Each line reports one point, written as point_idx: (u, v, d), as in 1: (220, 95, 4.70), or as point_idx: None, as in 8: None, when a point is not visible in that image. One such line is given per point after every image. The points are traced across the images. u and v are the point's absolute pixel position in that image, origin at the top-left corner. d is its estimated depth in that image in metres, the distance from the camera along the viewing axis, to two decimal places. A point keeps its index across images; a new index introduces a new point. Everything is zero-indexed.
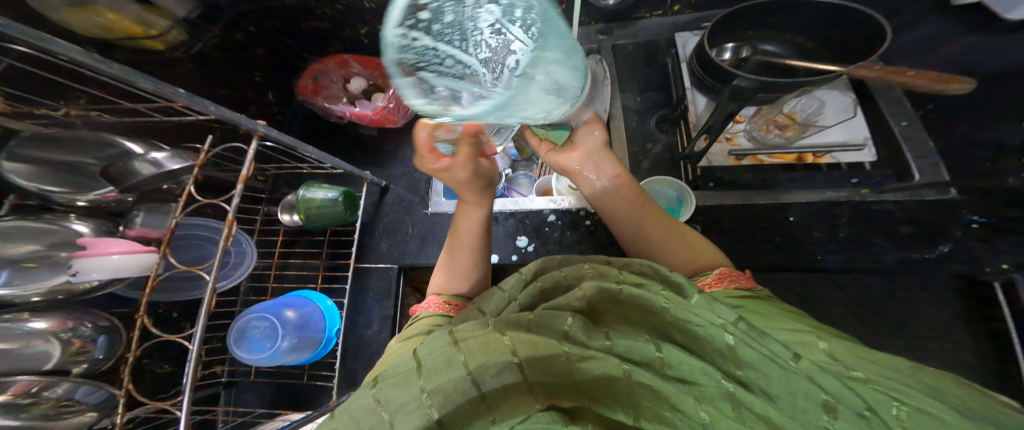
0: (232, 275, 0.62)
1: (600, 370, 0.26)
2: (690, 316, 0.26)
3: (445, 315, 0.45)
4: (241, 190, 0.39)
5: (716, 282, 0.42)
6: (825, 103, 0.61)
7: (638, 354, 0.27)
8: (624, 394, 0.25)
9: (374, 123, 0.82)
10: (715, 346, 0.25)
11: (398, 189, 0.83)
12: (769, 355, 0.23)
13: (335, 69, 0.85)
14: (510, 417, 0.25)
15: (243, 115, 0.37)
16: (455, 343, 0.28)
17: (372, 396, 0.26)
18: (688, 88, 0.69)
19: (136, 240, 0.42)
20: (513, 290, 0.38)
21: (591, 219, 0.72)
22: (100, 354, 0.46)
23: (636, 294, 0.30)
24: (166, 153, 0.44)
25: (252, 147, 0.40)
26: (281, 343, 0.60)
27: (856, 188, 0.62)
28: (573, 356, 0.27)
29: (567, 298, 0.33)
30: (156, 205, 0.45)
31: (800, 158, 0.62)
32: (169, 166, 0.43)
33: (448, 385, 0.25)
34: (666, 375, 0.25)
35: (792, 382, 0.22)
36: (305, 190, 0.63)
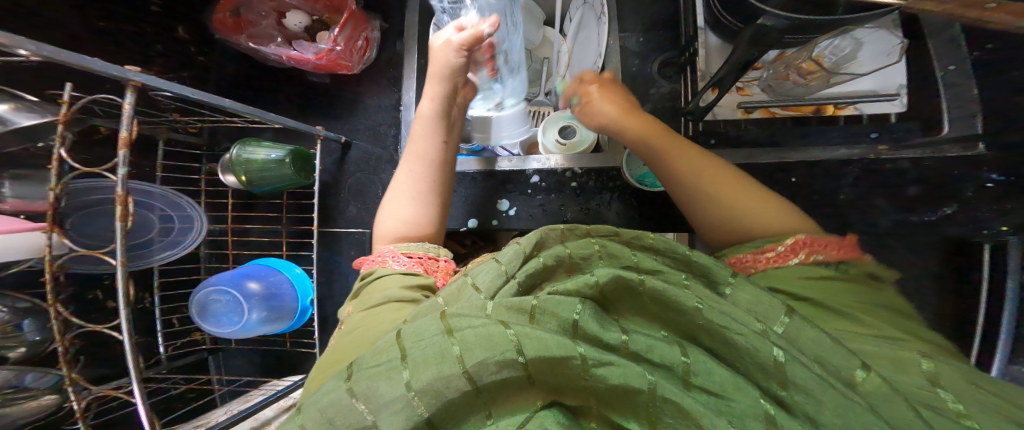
0: (181, 242, 0.54)
1: (619, 379, 0.19)
2: (729, 321, 0.22)
3: (405, 274, 0.39)
4: (124, 157, 0.32)
5: (789, 252, 0.36)
6: (864, 45, 0.51)
7: (659, 355, 0.21)
8: (641, 406, 0.19)
9: (322, 69, 0.71)
10: (755, 358, 0.21)
11: (362, 145, 0.75)
12: (822, 377, 0.19)
13: (263, 1, 0.70)
14: (510, 414, 0.20)
15: (97, 59, 0.30)
16: (449, 332, 0.21)
17: (347, 390, 0.20)
18: (700, 27, 0.60)
19: (19, 216, 0.37)
20: (512, 264, 0.29)
21: (577, 181, 0.65)
22: (36, 336, 0.40)
23: (662, 286, 0.25)
24: (10, 104, 0.35)
25: (129, 102, 0.32)
26: (251, 315, 0.56)
27: (873, 145, 0.56)
28: (590, 361, 0.19)
29: (577, 283, 0.25)
30: (26, 172, 0.38)
31: (817, 110, 0.56)
32: (19, 122, 0.34)
33: (438, 384, 0.19)
34: (691, 386, 0.20)
35: (847, 410, 0.18)
36: (241, 148, 0.56)
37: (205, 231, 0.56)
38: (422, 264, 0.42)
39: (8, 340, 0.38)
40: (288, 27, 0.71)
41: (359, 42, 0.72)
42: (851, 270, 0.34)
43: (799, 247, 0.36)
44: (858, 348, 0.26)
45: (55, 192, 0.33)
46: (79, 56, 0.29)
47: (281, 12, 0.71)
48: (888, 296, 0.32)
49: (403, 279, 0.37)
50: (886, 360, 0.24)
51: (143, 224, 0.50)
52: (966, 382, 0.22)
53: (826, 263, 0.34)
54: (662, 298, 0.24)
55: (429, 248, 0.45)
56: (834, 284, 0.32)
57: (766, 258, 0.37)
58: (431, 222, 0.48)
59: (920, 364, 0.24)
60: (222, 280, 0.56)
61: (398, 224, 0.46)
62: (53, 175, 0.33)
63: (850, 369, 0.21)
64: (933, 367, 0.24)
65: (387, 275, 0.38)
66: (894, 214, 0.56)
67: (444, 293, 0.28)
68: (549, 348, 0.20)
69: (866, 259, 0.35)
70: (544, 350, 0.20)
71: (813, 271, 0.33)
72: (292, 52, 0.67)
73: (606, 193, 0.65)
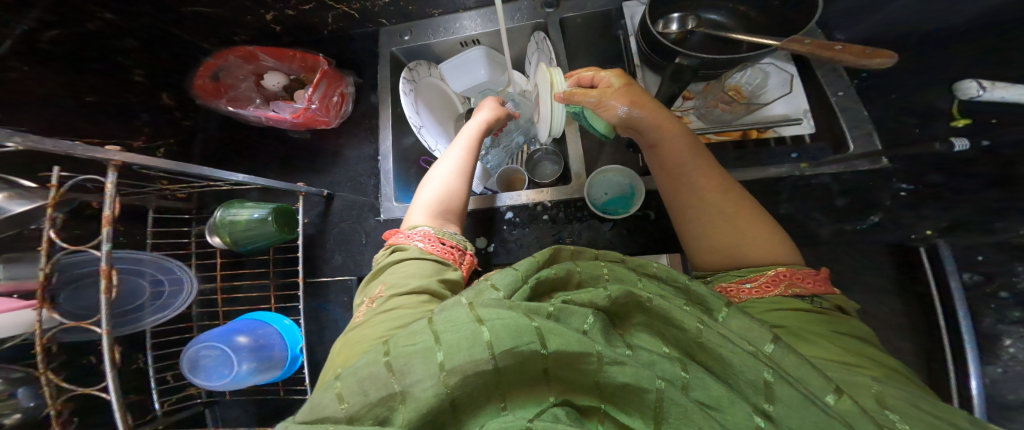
0: (173, 304, 0.54)
1: (630, 378, 0.26)
2: (723, 342, 0.28)
3: (435, 261, 0.44)
4: (108, 232, 0.34)
5: (770, 284, 0.41)
6: (768, 75, 0.61)
7: (662, 369, 0.28)
8: (648, 404, 0.26)
9: (301, 125, 0.75)
10: (747, 377, 0.27)
11: (344, 195, 0.78)
12: (806, 397, 0.25)
13: (240, 64, 0.77)
14: (522, 406, 0.27)
15: (77, 142, 0.33)
16: (480, 321, 0.28)
17: (386, 365, 0.25)
18: (637, 65, 0.67)
19: (11, 296, 0.38)
20: (526, 270, 0.37)
21: (549, 213, 0.69)
22: (29, 401, 0.40)
23: (666, 306, 0.32)
24: (2, 194, 0.37)
25: (110, 180, 0.35)
26: (240, 367, 0.57)
27: (796, 163, 0.61)
28: (605, 359, 0.27)
29: (591, 296, 0.33)
30: (18, 254, 0.39)
31: (745, 134, 0.61)
32: (12, 209, 0.37)
33: (471, 365, 0.26)
34: (687, 392, 0.27)
35: (818, 420, 0.24)
36: (224, 210, 0.58)
37: (194, 293, 0.57)
38: (449, 253, 0.46)
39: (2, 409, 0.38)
40: (267, 88, 0.77)
41: (333, 98, 0.76)
42: (823, 302, 0.40)
43: (779, 279, 0.41)
44: (836, 378, 0.30)
45: (45, 271, 0.34)
46: (58, 141, 0.32)
47: (258, 74, 0.78)
48: (857, 328, 0.37)
49: (431, 269, 0.42)
50: (869, 393, 0.28)
51: (133, 292, 0.51)
52: (913, 406, 0.27)
53: (802, 296, 0.40)
54: (662, 313, 0.32)
55: (458, 239, 0.50)
56: (829, 322, 0.37)
57: (747, 288, 0.42)
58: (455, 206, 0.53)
59: (894, 400, 0.27)
60: (212, 335, 0.58)
61: (432, 193, 0.52)
62: (42, 255, 0.34)
63: (828, 392, 0.26)
64: (890, 395, 0.28)
65: (416, 259, 0.43)
66: (831, 224, 0.60)
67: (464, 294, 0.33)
68: (571, 345, 0.27)
69: (835, 292, 0.41)
70: (565, 345, 0.27)
71: (781, 301, 0.39)
72: (270, 112, 0.71)
73: (576, 223, 0.69)
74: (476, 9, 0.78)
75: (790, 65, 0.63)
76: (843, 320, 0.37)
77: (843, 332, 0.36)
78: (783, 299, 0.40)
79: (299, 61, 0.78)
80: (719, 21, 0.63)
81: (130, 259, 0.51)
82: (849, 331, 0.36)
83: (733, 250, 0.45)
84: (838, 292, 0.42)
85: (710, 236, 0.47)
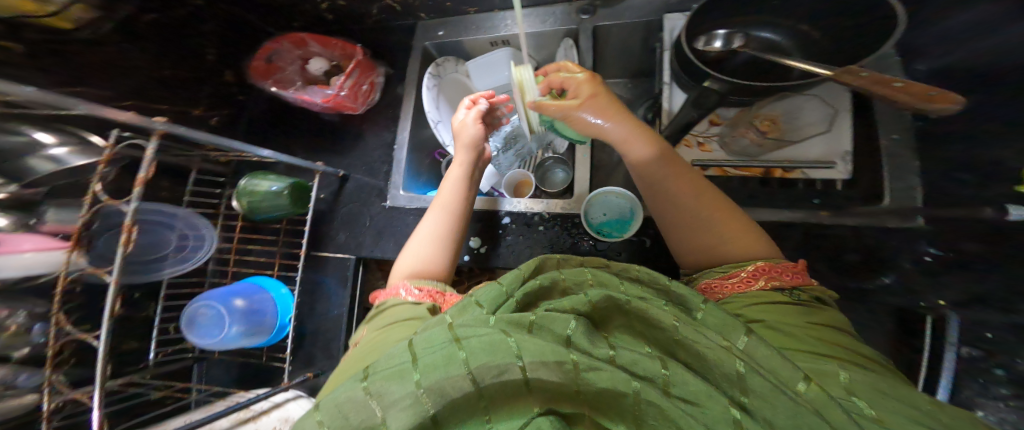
0: (192, 258, 0.62)
1: (606, 383, 0.28)
2: (699, 339, 0.30)
3: (417, 304, 0.45)
4: (138, 192, 0.38)
5: (749, 279, 0.43)
6: (804, 109, 0.55)
7: (643, 368, 0.29)
8: (629, 408, 0.27)
9: (330, 108, 0.80)
10: (722, 370, 0.28)
11: (358, 178, 0.81)
12: (775, 386, 0.26)
13: (291, 49, 0.81)
14: (508, 417, 0.28)
15: (131, 112, 0.37)
16: (456, 340, 0.29)
17: (364, 391, 0.27)
18: (666, 82, 0.64)
19: (56, 236, 0.44)
20: (511, 285, 0.37)
21: (545, 225, 0.69)
22: (41, 337, 0.46)
23: (645, 309, 0.33)
24: (67, 148, 0.46)
25: (151, 147, 0.39)
26: (231, 329, 0.60)
27: (816, 209, 0.57)
28: (581, 366, 0.28)
29: (572, 302, 0.34)
30: (69, 201, 0.47)
31: (767, 172, 0.56)
32: (73, 162, 0.46)
33: (447, 383, 0.27)
34: (669, 393, 0.27)
35: (795, 414, 0.25)
36: (248, 180, 0.63)
37: (212, 249, 0.65)
38: (430, 297, 0.48)
39: (18, 342, 0.44)
40: (310, 72, 0.79)
41: (363, 87, 0.80)
42: (803, 294, 0.41)
43: (758, 274, 0.43)
44: (807, 368, 0.32)
45: (84, 219, 0.39)
46: (112, 110, 0.36)
47: (305, 59, 0.81)
48: (833, 318, 0.39)
49: (412, 309, 0.44)
50: (837, 382, 0.29)
51: (162, 241, 0.58)
52: (880, 392, 0.28)
53: (781, 288, 0.41)
54: (643, 314, 0.33)
55: (438, 284, 0.51)
56: (806, 315, 0.38)
57: (730, 283, 0.44)
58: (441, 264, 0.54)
59: (865, 387, 0.29)
60: (212, 295, 0.61)
61: (412, 261, 0.53)
62: (85, 206, 0.40)
63: (799, 380, 0.27)
64: (857, 383, 0.29)
65: (400, 305, 0.45)
66: (837, 279, 0.56)
67: (449, 312, 0.35)
68: (545, 353, 0.28)
69: (813, 284, 0.42)
70: (540, 355, 0.28)
71: (761, 297, 0.41)
72: (304, 94, 0.76)
73: (570, 238, 0.68)
74: (514, 9, 0.78)
75: (846, 98, 0.54)
76: (823, 317, 0.38)
77: (818, 324, 0.37)
78: (764, 293, 0.41)
79: (341, 49, 0.81)
80: (771, 40, 0.60)
81: (165, 211, 0.60)
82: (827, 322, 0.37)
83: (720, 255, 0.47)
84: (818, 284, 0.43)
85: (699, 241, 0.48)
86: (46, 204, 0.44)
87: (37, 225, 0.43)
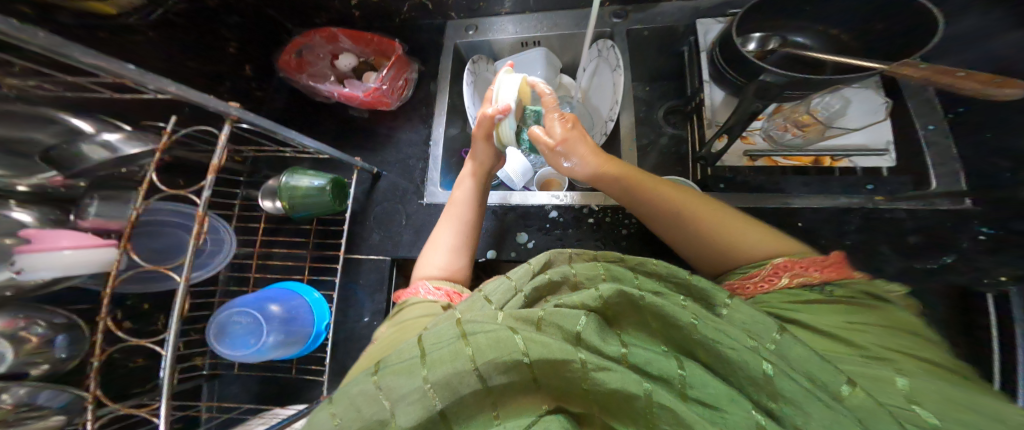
0: (211, 263, 0.54)
1: (617, 384, 0.24)
2: (720, 337, 0.27)
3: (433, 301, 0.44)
4: (213, 180, 0.35)
5: (773, 276, 0.41)
6: (853, 103, 0.60)
7: (657, 368, 0.26)
8: (641, 413, 0.24)
9: (365, 105, 0.78)
10: (747, 372, 0.26)
11: (391, 176, 0.79)
12: (808, 389, 0.24)
13: (322, 45, 0.81)
14: (516, 416, 0.25)
15: (211, 96, 0.35)
16: (463, 336, 0.26)
17: (373, 383, 0.26)
18: (706, 80, 0.65)
19: (93, 233, 0.39)
20: (521, 280, 0.36)
21: (594, 217, 0.71)
22: (61, 353, 0.42)
23: (662, 304, 0.29)
24: (120, 134, 0.42)
25: (225, 133, 0.37)
26: (267, 338, 0.56)
27: (871, 194, 0.61)
28: (589, 365, 0.25)
29: (581, 296, 0.30)
30: (113, 193, 0.41)
31: (816, 161, 0.62)
32: (126, 150, 0.41)
33: (452, 377, 0.25)
34: (688, 396, 0.25)
35: (832, 418, 0.23)
36: (288, 176, 0.60)
37: (234, 252, 0.57)
38: (448, 296, 0.47)
39: (37, 356, 0.40)
40: (339, 67, 0.79)
41: (399, 82, 0.79)
42: (837, 289, 0.39)
43: (782, 270, 0.41)
44: (854, 371, 0.30)
45: (138, 211, 0.36)
46: (199, 93, 0.34)
47: (335, 55, 0.81)
48: (894, 317, 0.36)
49: (429, 306, 0.42)
50: (893, 387, 0.28)
51: None
52: (943, 399, 0.27)
53: (810, 285, 0.40)
54: (659, 313, 0.29)
55: (455, 284, 0.51)
56: (840, 312, 0.37)
57: (754, 282, 0.42)
58: (461, 267, 0.55)
59: (925, 393, 0.27)
60: (245, 301, 0.58)
61: (435, 270, 0.53)
62: (140, 197, 0.36)
63: (841, 383, 0.26)
64: (915, 387, 0.28)
65: (418, 302, 0.44)
66: (901, 260, 0.59)
67: (460, 307, 0.33)
68: (552, 351, 0.25)
69: (854, 277, 0.40)
70: (548, 353, 0.25)
71: (790, 295, 0.39)
72: (344, 89, 0.74)
73: (622, 229, 0.70)
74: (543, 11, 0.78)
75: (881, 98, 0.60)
76: (858, 311, 0.37)
77: (857, 320, 0.35)
78: (793, 292, 0.40)
79: (375, 45, 0.81)
80: (803, 43, 0.63)
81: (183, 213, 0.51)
82: (877, 320, 0.35)
83: (736, 250, 0.46)
84: (865, 277, 0.40)
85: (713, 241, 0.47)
86: (88, 197, 0.40)
87: (74, 221, 0.39)
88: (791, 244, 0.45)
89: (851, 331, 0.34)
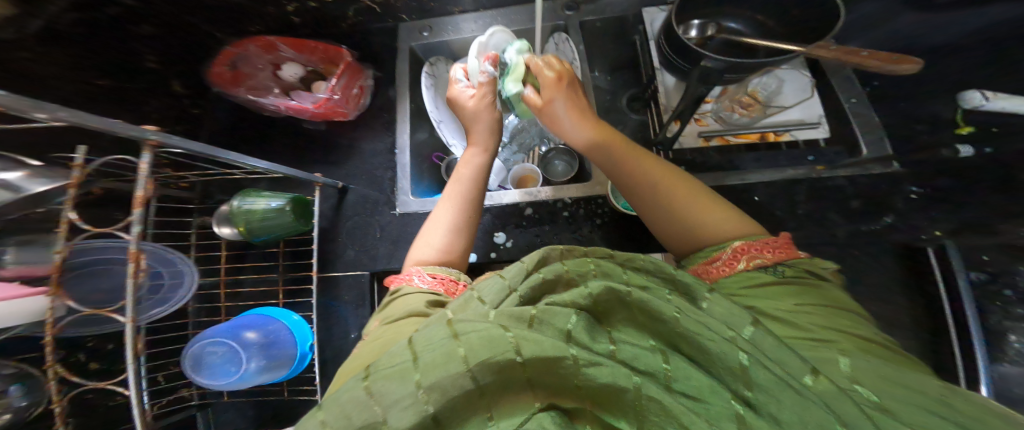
0: (169, 300, 0.51)
1: (607, 378, 0.24)
2: (700, 329, 0.26)
3: (434, 293, 0.43)
4: (139, 215, 0.32)
5: (732, 259, 0.40)
6: (785, 83, 0.68)
7: (644, 363, 0.26)
8: (630, 405, 0.24)
9: (319, 116, 0.76)
10: (723, 361, 0.25)
11: (358, 188, 0.78)
12: (783, 380, 0.23)
13: (258, 54, 0.77)
14: (508, 416, 0.25)
15: (121, 121, 0.31)
16: (455, 336, 0.26)
17: (364, 390, 0.25)
18: (657, 67, 0.69)
19: (19, 281, 0.36)
20: (515, 279, 0.34)
21: (568, 210, 0.73)
22: (22, 401, 0.39)
23: (648, 299, 0.28)
24: (22, 171, 0.36)
25: (145, 162, 0.34)
26: (248, 365, 0.54)
27: (813, 165, 0.66)
28: (581, 361, 0.25)
29: (572, 294, 0.30)
30: (34, 235, 0.39)
31: (762, 137, 0.66)
32: (34, 188, 0.36)
33: (446, 381, 0.24)
34: (671, 389, 0.25)
35: (804, 408, 0.22)
36: (241, 200, 0.58)
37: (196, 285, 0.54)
38: (444, 284, 0.46)
39: None
40: (283, 78, 0.77)
41: (354, 90, 0.77)
42: (787, 270, 0.38)
43: (740, 254, 0.40)
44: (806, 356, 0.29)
45: (61, 255, 0.33)
46: (102, 118, 0.31)
47: (277, 65, 0.77)
48: (833, 296, 0.36)
49: (422, 298, 0.41)
50: (839, 371, 0.27)
51: None
52: (882, 379, 0.26)
53: (764, 266, 0.38)
54: (646, 308, 0.28)
55: (452, 272, 0.49)
56: (795, 294, 0.35)
57: (716, 267, 0.41)
58: (459, 253, 0.52)
59: (874, 374, 0.27)
60: (216, 331, 0.55)
61: (432, 252, 0.50)
62: (61, 238, 0.33)
63: (805, 373, 0.25)
64: (858, 368, 0.27)
65: (412, 292, 0.42)
66: (848, 225, 0.64)
67: (452, 306, 0.33)
68: (545, 349, 0.25)
69: (801, 256, 0.39)
70: (539, 351, 0.25)
71: (747, 278, 0.38)
72: (291, 101, 0.72)
73: (596, 220, 0.72)
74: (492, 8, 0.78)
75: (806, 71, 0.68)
76: (819, 294, 0.35)
77: (805, 303, 0.34)
78: (751, 274, 0.38)
79: (320, 53, 0.78)
80: (737, 29, 0.66)
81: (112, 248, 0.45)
82: (819, 298, 0.35)
83: (707, 234, 0.44)
84: (806, 254, 0.39)
85: (676, 227, 0.46)
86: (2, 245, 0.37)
87: None
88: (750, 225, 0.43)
89: (800, 312, 0.33)
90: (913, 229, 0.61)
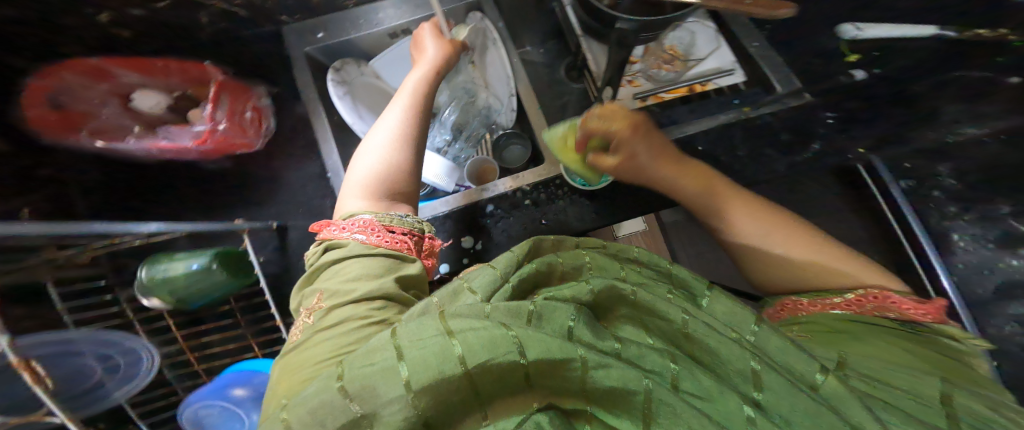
0: (127, 377, 0.44)
1: (615, 381, 0.22)
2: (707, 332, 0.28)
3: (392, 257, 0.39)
4: None
5: (857, 304, 0.47)
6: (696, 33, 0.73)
7: (651, 361, 0.25)
8: (637, 408, 0.23)
9: (213, 151, 0.68)
10: (733, 366, 0.27)
11: (298, 223, 0.67)
12: (790, 384, 0.25)
13: (86, 84, 0.59)
14: (505, 415, 0.22)
15: None
16: (449, 333, 0.22)
17: (338, 391, 0.21)
18: (581, 36, 0.68)
19: None
20: (506, 270, 0.33)
21: (528, 198, 0.68)
22: None
23: (649, 298, 0.30)
24: None
25: None
26: (253, 415, 0.54)
27: (740, 107, 0.69)
28: (589, 363, 0.23)
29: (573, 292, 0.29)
30: None
31: (691, 89, 0.70)
32: None
33: (440, 382, 0.21)
34: (679, 388, 0.24)
35: (809, 412, 0.24)
36: (152, 267, 0.49)
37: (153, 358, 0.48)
38: (394, 240, 0.42)
39: None
40: (141, 111, 0.64)
41: (246, 114, 0.70)
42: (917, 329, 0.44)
43: (862, 298, 0.46)
44: (887, 377, 0.34)
45: None
46: None
47: (120, 94, 0.63)
48: (946, 347, 0.41)
49: (378, 263, 0.38)
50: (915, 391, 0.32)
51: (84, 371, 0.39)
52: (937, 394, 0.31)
53: (878, 318, 0.45)
54: (648, 306, 0.30)
55: (408, 221, 0.46)
56: (901, 341, 0.41)
57: (820, 303, 0.48)
58: (389, 192, 0.48)
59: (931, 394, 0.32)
60: (202, 395, 0.52)
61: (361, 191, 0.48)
62: None
63: (814, 372, 0.28)
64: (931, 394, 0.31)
65: (356, 251, 0.39)
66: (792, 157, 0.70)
67: (439, 294, 0.30)
68: (552, 350, 0.22)
69: (945, 323, 0.43)
70: (546, 352, 0.22)
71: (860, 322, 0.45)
72: (166, 141, 0.64)
73: (559, 201, 0.68)
74: None
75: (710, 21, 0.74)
76: (921, 346, 0.41)
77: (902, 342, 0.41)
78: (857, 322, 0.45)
79: (177, 72, 0.65)
80: None
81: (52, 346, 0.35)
82: (922, 349, 0.40)
83: (803, 270, 0.51)
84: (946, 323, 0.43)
85: (769, 273, 0.53)
86: None
87: None
88: (868, 272, 0.49)
89: (892, 349, 0.40)
90: (843, 150, 0.67)
